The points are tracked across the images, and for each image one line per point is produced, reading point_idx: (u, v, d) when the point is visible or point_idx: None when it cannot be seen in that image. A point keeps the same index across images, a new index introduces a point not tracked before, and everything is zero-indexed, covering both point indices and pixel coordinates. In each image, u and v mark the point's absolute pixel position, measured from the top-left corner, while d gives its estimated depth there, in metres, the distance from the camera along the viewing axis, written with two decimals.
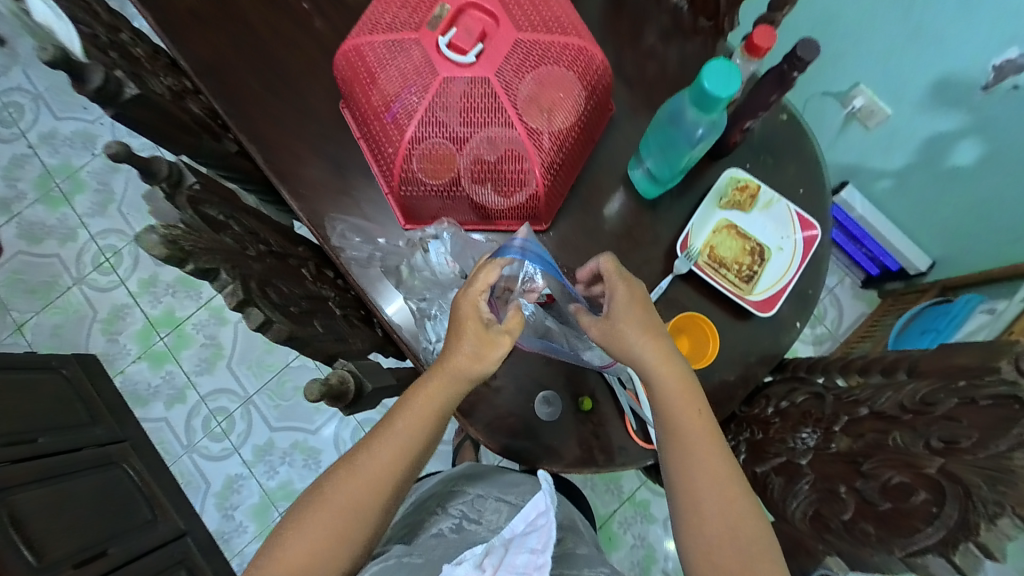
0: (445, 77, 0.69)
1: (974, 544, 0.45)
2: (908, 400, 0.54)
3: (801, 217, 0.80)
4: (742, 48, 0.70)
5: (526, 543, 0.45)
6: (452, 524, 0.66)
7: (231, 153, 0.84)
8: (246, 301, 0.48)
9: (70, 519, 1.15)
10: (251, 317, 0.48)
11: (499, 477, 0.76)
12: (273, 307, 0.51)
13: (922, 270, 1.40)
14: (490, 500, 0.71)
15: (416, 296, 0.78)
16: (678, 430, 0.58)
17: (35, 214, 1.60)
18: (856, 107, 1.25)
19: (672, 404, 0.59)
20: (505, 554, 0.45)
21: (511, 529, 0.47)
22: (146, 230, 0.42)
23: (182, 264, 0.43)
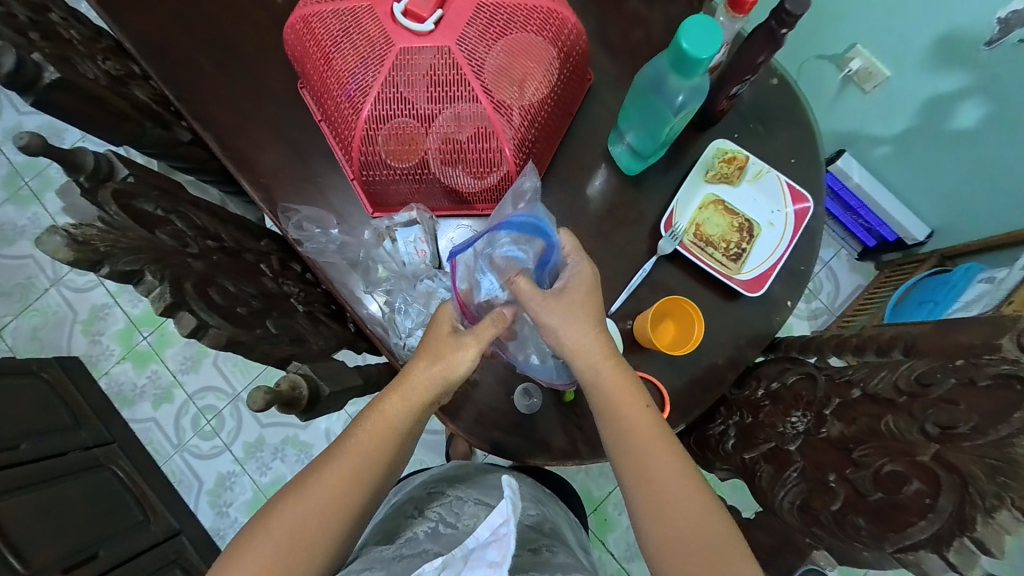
0: (404, 49, 0.63)
1: (968, 539, 0.42)
2: (903, 381, 0.51)
3: (792, 189, 0.76)
4: (725, 4, 0.64)
5: (485, 555, 0.42)
6: (427, 527, 0.63)
7: (183, 142, 0.78)
8: (177, 305, 0.45)
9: (57, 525, 1.12)
10: (183, 322, 0.46)
11: (483, 480, 0.73)
12: (211, 309, 0.48)
13: (920, 240, 1.36)
14: (469, 503, 0.67)
15: (381, 290, 0.74)
16: (629, 429, 0.54)
17: (6, 214, 1.54)
18: (853, 70, 1.19)
19: (619, 402, 0.55)
20: (464, 567, 0.42)
21: (474, 538, 0.44)
22: (48, 233, 0.39)
23: (95, 267, 0.41)
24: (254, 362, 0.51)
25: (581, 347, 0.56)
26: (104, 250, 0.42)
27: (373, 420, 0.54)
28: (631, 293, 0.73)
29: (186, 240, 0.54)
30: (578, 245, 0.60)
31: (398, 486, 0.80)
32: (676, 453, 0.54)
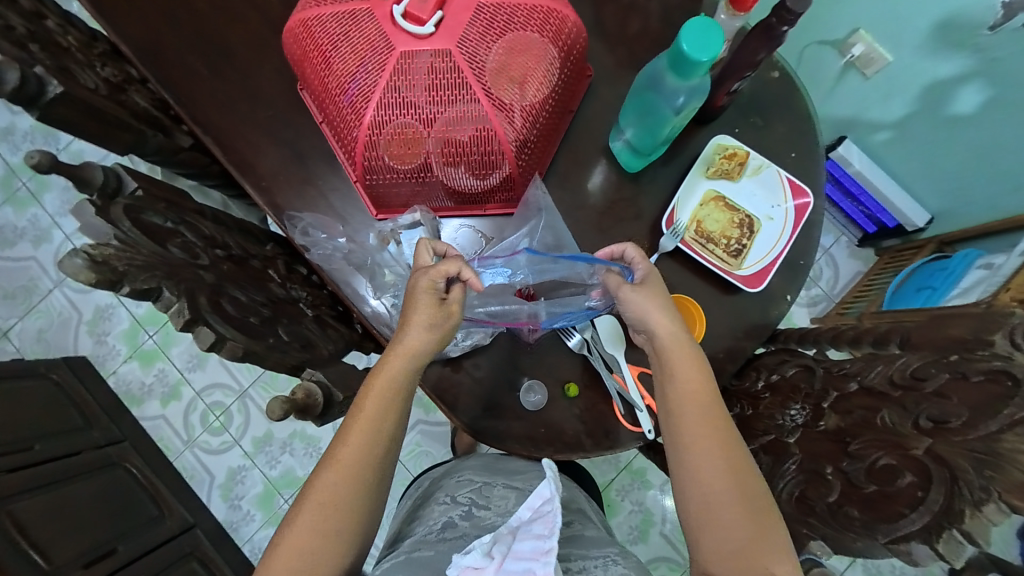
0: (403, 52, 0.63)
1: (958, 531, 0.42)
2: (898, 375, 0.53)
3: (792, 184, 0.76)
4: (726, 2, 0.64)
5: (532, 530, 0.44)
6: (461, 512, 0.64)
7: (184, 148, 0.79)
8: (195, 320, 0.46)
9: (76, 523, 1.16)
10: (202, 337, 0.47)
11: (504, 465, 0.75)
12: (226, 321, 0.50)
13: (920, 227, 1.37)
14: (498, 487, 0.69)
15: (388, 293, 0.75)
16: (685, 411, 0.56)
17: (4, 216, 1.54)
18: (855, 55, 1.18)
19: (686, 382, 0.57)
20: (514, 542, 0.45)
21: (516, 518, 0.47)
22: (69, 255, 0.40)
23: (115, 287, 0.42)
24: (267, 371, 0.53)
25: (659, 330, 0.60)
26: (121, 269, 0.43)
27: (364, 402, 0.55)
28: None
29: (196, 252, 0.55)
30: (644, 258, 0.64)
31: (416, 480, 0.83)
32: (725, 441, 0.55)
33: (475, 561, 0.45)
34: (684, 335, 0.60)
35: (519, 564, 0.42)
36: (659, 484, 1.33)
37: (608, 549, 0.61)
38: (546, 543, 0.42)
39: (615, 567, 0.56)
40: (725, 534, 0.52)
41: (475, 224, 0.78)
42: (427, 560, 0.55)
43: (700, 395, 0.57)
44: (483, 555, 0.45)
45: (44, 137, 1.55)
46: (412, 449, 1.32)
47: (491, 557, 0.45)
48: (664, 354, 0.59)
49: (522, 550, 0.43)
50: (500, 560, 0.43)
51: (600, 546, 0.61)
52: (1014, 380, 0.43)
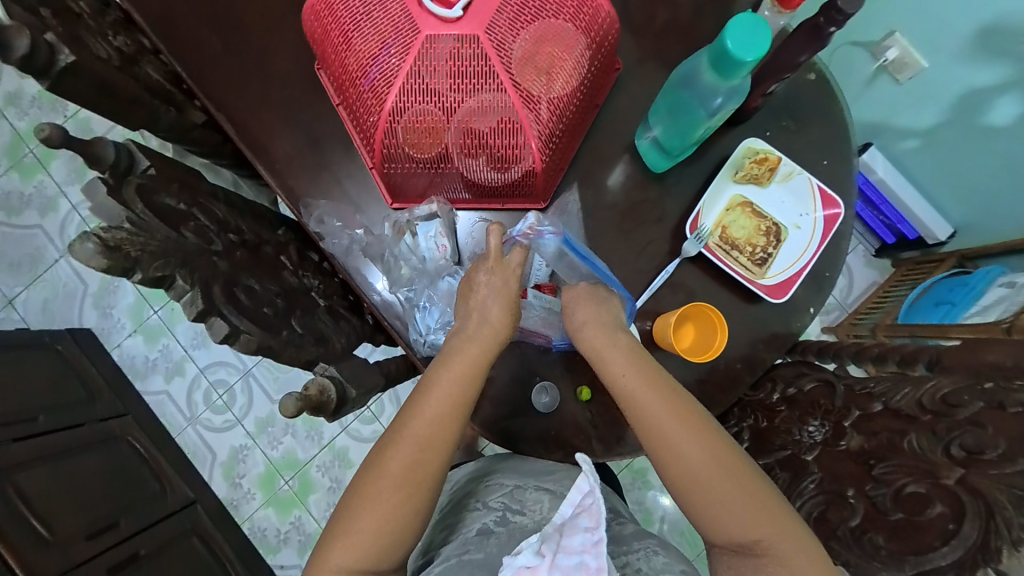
0: (428, 35, 0.60)
1: (994, 569, 0.42)
2: (928, 400, 0.51)
3: (823, 193, 0.73)
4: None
5: (580, 523, 0.47)
6: (495, 517, 0.63)
7: (197, 125, 0.76)
8: (208, 311, 0.46)
9: (77, 496, 1.16)
10: (215, 328, 0.46)
11: (531, 464, 0.73)
12: (241, 312, 0.48)
13: (941, 240, 1.34)
14: (530, 490, 0.67)
15: (403, 286, 0.74)
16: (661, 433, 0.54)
17: (11, 183, 1.53)
18: (888, 59, 1.14)
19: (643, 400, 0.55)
20: (561, 539, 0.46)
21: (561, 515, 0.49)
22: (80, 241, 0.38)
23: (129, 274, 0.41)
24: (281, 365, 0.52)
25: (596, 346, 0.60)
26: (134, 256, 0.41)
27: (421, 406, 0.56)
28: (651, 295, 0.72)
29: (211, 237, 0.53)
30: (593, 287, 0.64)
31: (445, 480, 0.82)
32: (711, 438, 0.54)
33: (528, 560, 0.47)
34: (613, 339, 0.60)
35: (571, 558, 0.45)
36: (660, 485, 1.32)
37: (648, 540, 0.65)
38: (596, 534, 0.45)
39: (656, 557, 0.61)
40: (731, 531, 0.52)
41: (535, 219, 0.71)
42: (479, 565, 0.55)
43: (664, 388, 0.56)
44: (535, 554, 0.47)
45: (51, 105, 1.53)
46: None
47: (542, 555, 0.46)
48: (611, 373, 0.58)
49: (573, 544, 0.45)
50: (551, 558, 0.45)
51: (641, 539, 0.66)
52: None
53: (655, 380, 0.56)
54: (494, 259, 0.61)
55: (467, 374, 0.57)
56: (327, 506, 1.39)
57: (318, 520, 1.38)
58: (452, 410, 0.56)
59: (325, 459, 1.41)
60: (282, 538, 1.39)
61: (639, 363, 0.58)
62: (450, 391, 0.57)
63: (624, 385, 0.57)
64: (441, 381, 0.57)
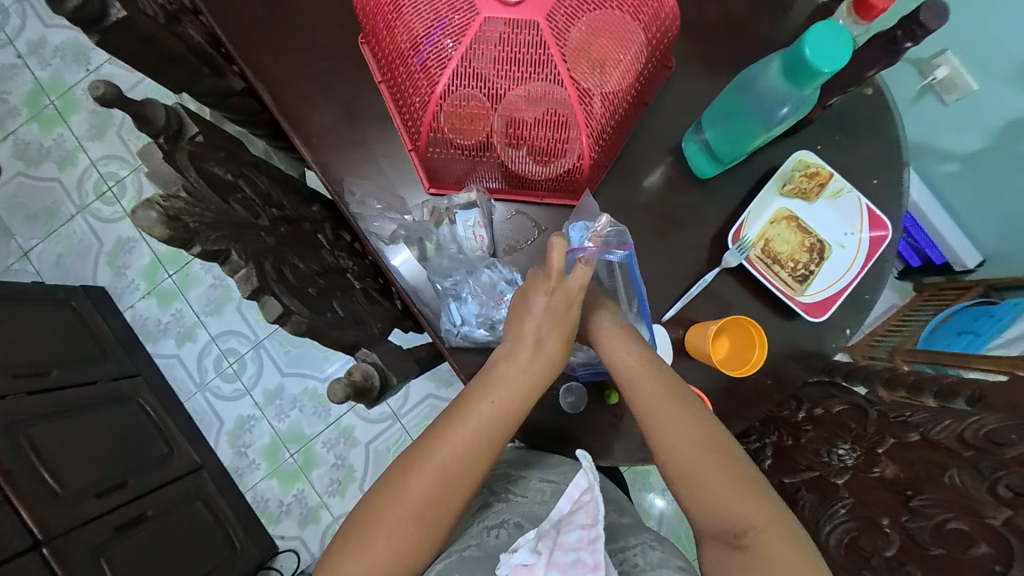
0: (486, 18, 0.58)
1: None
2: (971, 435, 0.50)
3: (872, 213, 0.71)
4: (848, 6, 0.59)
5: (576, 520, 0.45)
6: (497, 498, 0.65)
7: (235, 91, 0.75)
8: (262, 290, 0.44)
9: (86, 453, 1.16)
10: (268, 308, 0.44)
11: (538, 457, 0.71)
12: (291, 292, 0.47)
13: (968, 267, 1.31)
14: (534, 480, 0.67)
15: (440, 275, 0.72)
16: (649, 412, 0.56)
17: (30, 133, 1.51)
18: (936, 78, 1.12)
19: (632, 379, 0.58)
20: (558, 536, 0.46)
21: (558, 511, 0.48)
22: (143, 208, 0.37)
23: (188, 246, 0.39)
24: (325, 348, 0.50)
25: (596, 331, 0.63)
26: (193, 227, 0.40)
27: (453, 426, 0.56)
28: (686, 303, 0.71)
29: (257, 211, 0.53)
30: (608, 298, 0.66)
31: None
32: (697, 424, 0.54)
33: (524, 558, 0.47)
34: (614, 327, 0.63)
35: (567, 555, 0.44)
36: (660, 489, 1.33)
37: (646, 535, 0.62)
38: (593, 532, 0.43)
39: (654, 553, 0.58)
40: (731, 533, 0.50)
41: (597, 221, 0.65)
42: (478, 562, 0.56)
43: (654, 373, 0.58)
44: (531, 553, 0.47)
45: (75, 57, 1.51)
46: (419, 422, 1.41)
47: (539, 553, 0.46)
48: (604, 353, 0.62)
49: (568, 541, 0.44)
50: (548, 555, 0.45)
51: (638, 534, 0.62)
52: None
53: (651, 365, 0.59)
54: (555, 278, 0.60)
55: (506, 408, 0.57)
56: (330, 481, 1.41)
57: (320, 494, 1.41)
58: (484, 439, 0.56)
59: (330, 436, 1.42)
60: (283, 509, 1.42)
61: (639, 349, 0.60)
62: (485, 424, 0.56)
63: (621, 369, 0.59)
64: (479, 412, 0.56)
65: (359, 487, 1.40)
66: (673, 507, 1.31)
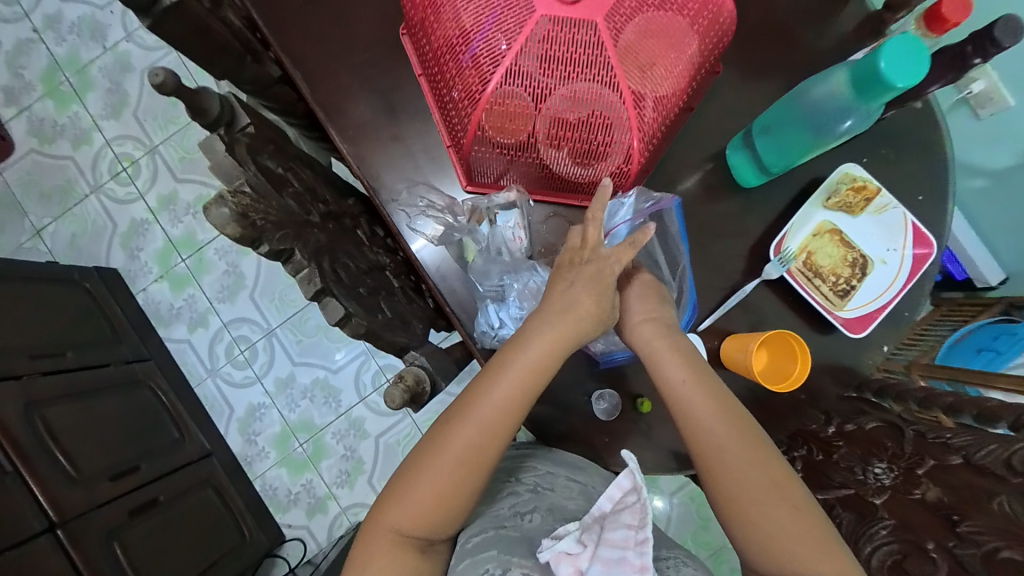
0: (542, 15, 0.55)
1: None
2: (1017, 460, 0.50)
3: (917, 229, 0.70)
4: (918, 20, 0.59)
5: (621, 519, 0.46)
6: (527, 486, 0.64)
7: (272, 80, 0.74)
8: (323, 291, 0.46)
9: (101, 436, 1.15)
10: (329, 309, 0.46)
11: (563, 456, 0.71)
12: (348, 295, 0.49)
13: (990, 284, 1.30)
14: (560, 477, 0.67)
15: (490, 282, 0.70)
16: (685, 405, 0.55)
17: (45, 110, 1.49)
18: (972, 92, 1.10)
19: (668, 369, 0.57)
20: (603, 531, 0.47)
21: (600, 508, 0.48)
22: (217, 204, 0.37)
23: (256, 245, 0.40)
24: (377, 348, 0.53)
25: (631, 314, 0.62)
26: (260, 226, 0.40)
27: (470, 407, 0.54)
28: (722, 313, 0.71)
29: (308, 207, 0.53)
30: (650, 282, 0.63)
31: None
32: (729, 421, 0.54)
33: (568, 547, 0.49)
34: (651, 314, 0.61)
35: (612, 551, 0.45)
36: (667, 493, 1.33)
37: (676, 551, 0.62)
38: (640, 534, 0.44)
39: (686, 568, 0.57)
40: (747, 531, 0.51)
41: (630, 195, 0.66)
42: (516, 541, 0.55)
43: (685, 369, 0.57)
44: (575, 542, 0.49)
45: (92, 34, 1.48)
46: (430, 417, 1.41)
47: (583, 544, 0.48)
48: (637, 338, 0.61)
49: (614, 538, 0.45)
50: (594, 548, 0.46)
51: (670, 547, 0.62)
52: None
53: (686, 354, 0.58)
54: (587, 249, 0.59)
55: (519, 388, 0.55)
56: (339, 472, 1.41)
57: (329, 485, 1.41)
58: (490, 435, 0.53)
59: (340, 427, 1.42)
60: (292, 498, 1.42)
61: (671, 336, 0.60)
62: (500, 404, 0.54)
63: (658, 358, 0.58)
64: (496, 392, 0.54)
65: (368, 479, 1.40)
66: (679, 511, 1.32)
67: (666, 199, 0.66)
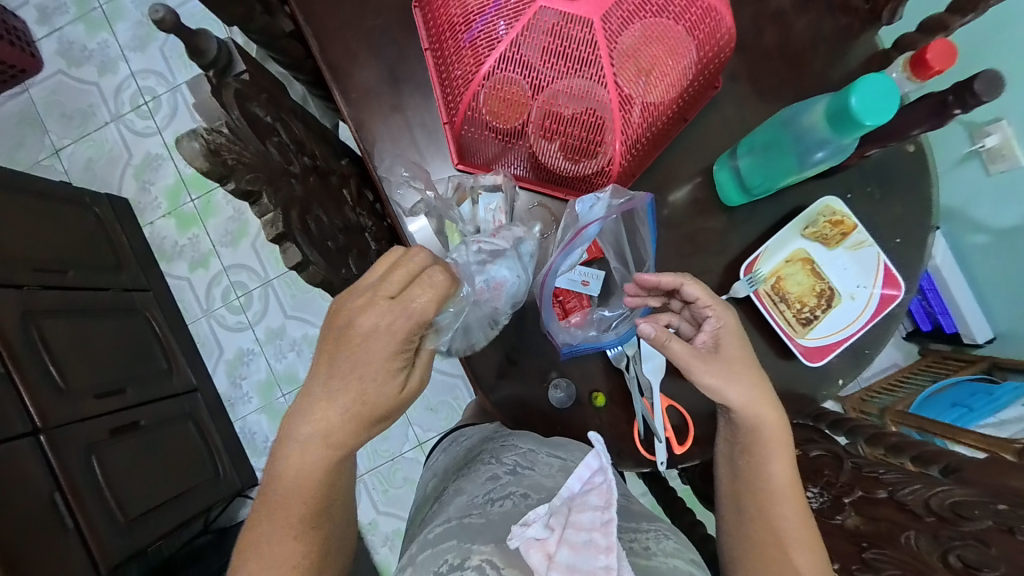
0: (542, 5, 0.56)
1: None
2: (936, 503, 0.52)
3: (888, 270, 0.71)
4: (906, 60, 0.58)
5: (589, 501, 0.46)
6: (506, 469, 0.60)
7: (285, 33, 0.75)
8: (284, 235, 0.49)
9: (90, 355, 1.20)
10: (289, 253, 0.50)
11: (545, 438, 0.70)
12: (311, 244, 0.53)
13: (977, 342, 1.29)
14: (542, 455, 0.64)
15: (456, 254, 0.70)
16: (751, 441, 0.54)
17: (75, 33, 1.52)
18: (986, 145, 1.08)
19: (751, 403, 0.54)
20: (571, 515, 0.46)
21: (568, 488, 0.49)
22: (189, 138, 0.41)
23: (222, 181, 0.44)
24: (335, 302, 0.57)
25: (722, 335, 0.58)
26: (230, 164, 0.45)
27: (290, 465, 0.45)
28: None
29: (290, 157, 0.55)
30: (707, 295, 0.59)
31: (452, 435, 0.82)
32: (787, 466, 0.54)
33: (537, 532, 0.46)
34: (741, 346, 0.57)
35: (580, 535, 0.44)
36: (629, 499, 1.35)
37: (658, 522, 0.58)
38: (607, 514, 0.44)
39: (668, 542, 0.54)
40: (773, 563, 0.51)
41: (605, 190, 0.62)
42: (477, 529, 0.50)
43: (773, 412, 0.54)
44: (542, 528, 0.46)
45: None
46: None
47: (551, 529, 0.45)
48: (721, 364, 0.55)
49: (582, 521, 0.44)
50: (561, 532, 0.44)
51: (650, 520, 0.58)
52: None
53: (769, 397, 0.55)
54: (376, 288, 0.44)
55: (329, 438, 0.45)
56: None
57: None
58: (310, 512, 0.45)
59: None
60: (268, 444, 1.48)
61: (754, 375, 0.55)
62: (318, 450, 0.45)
63: (741, 397, 0.54)
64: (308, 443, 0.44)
65: None
66: None
67: (638, 197, 0.61)
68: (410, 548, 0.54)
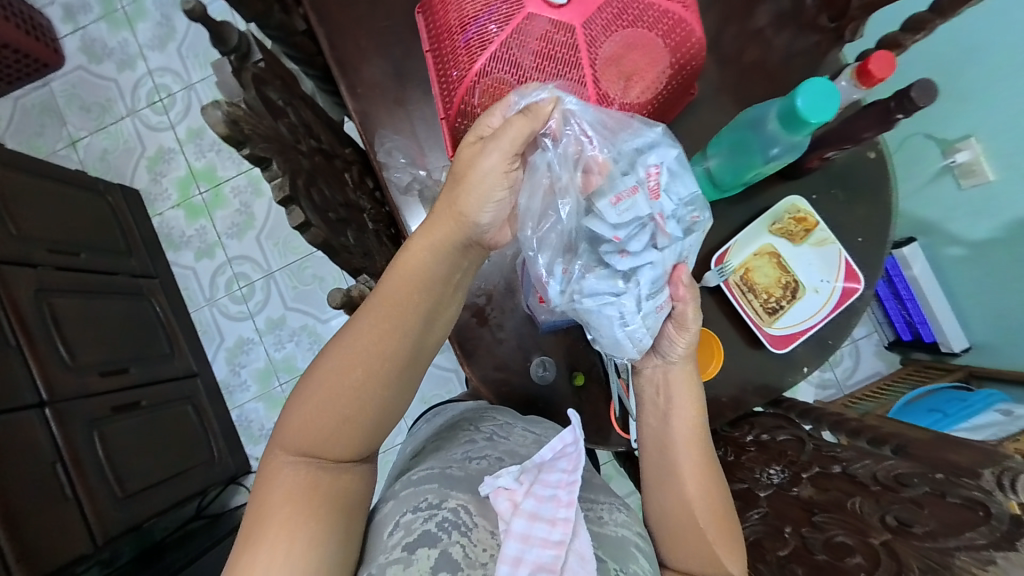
0: (530, 12, 0.62)
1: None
2: (882, 474, 0.59)
3: (850, 266, 0.76)
4: (852, 70, 0.64)
5: (557, 465, 0.51)
6: (483, 435, 0.64)
7: (298, 32, 0.81)
8: (290, 198, 0.54)
9: (98, 334, 1.24)
10: (294, 214, 0.54)
11: (517, 415, 0.73)
12: (313, 209, 0.58)
13: (955, 351, 1.34)
14: (517, 428, 0.68)
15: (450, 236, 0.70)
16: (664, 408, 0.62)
17: (98, 31, 1.60)
18: (957, 161, 1.14)
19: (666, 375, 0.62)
20: (539, 474, 0.50)
21: (540, 454, 0.52)
22: (213, 107, 0.48)
23: (239, 145, 0.50)
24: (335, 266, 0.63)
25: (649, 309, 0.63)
26: (247, 133, 0.51)
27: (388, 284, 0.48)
28: None
29: (299, 137, 0.61)
30: None
31: (438, 408, 0.84)
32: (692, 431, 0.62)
33: (507, 483, 0.50)
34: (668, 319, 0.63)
35: (545, 490, 0.49)
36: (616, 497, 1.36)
37: (615, 494, 0.63)
38: (573, 476, 0.50)
39: (620, 513, 0.58)
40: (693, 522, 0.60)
41: None
42: (458, 480, 0.54)
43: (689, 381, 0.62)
44: (513, 480, 0.50)
45: None
46: None
47: (520, 482, 0.50)
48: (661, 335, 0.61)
49: (549, 479, 0.50)
50: (528, 485, 0.49)
51: (608, 493, 0.62)
52: (986, 512, 0.48)
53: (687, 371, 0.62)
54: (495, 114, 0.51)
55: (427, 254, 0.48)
56: None
57: None
58: (354, 373, 0.47)
59: None
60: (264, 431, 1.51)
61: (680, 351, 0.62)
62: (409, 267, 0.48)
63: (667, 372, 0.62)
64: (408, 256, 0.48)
65: None
66: None
67: None
68: (393, 487, 0.58)
